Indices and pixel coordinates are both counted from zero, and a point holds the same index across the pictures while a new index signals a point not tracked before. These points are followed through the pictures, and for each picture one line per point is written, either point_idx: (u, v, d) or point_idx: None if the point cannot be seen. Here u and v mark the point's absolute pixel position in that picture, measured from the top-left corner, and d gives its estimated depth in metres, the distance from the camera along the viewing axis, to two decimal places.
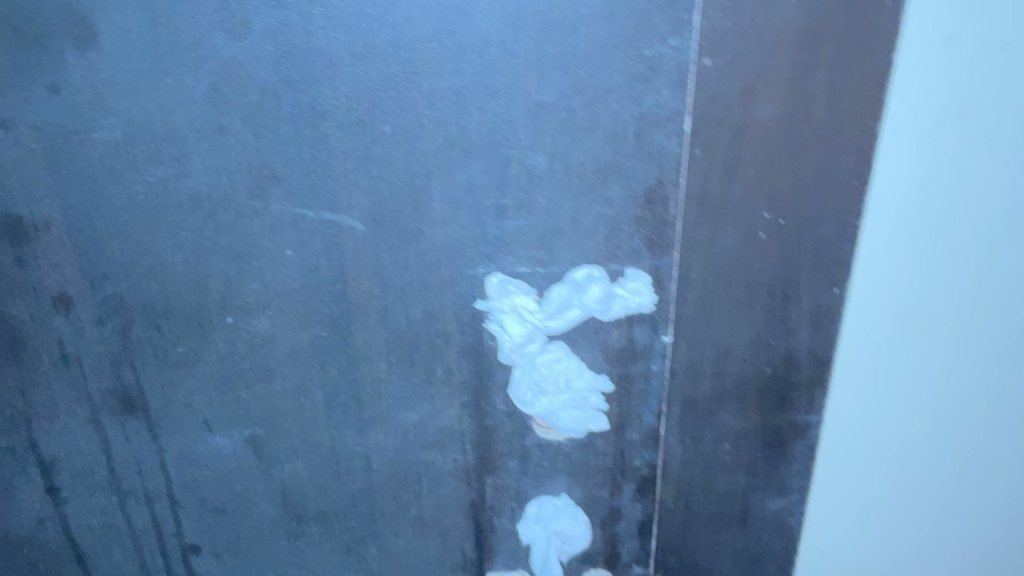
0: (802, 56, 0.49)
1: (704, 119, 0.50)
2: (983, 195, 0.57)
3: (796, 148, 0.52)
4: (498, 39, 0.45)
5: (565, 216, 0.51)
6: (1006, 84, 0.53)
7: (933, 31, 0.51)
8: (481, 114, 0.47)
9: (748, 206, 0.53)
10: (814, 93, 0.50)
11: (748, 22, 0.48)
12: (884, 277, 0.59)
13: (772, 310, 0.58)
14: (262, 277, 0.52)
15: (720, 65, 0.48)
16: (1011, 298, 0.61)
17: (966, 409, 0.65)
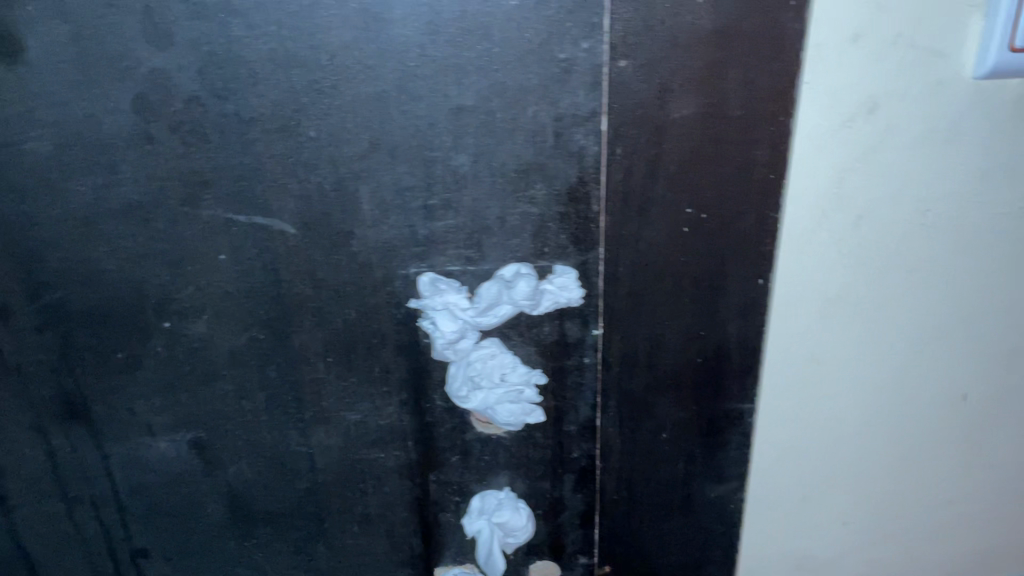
0: (715, 56, 0.51)
1: (623, 119, 0.52)
2: (892, 183, 0.60)
3: (714, 144, 0.54)
4: (416, 44, 0.47)
5: (491, 215, 0.53)
6: (910, 76, 0.56)
7: (841, 30, 0.54)
8: (404, 118, 0.49)
9: (671, 201, 0.55)
10: (729, 91, 0.52)
11: (662, 25, 0.49)
12: (809, 262, 0.62)
13: (699, 301, 0.60)
14: (198, 281, 0.53)
15: (636, 66, 0.50)
16: (923, 274, 0.65)
17: (888, 380, 0.70)
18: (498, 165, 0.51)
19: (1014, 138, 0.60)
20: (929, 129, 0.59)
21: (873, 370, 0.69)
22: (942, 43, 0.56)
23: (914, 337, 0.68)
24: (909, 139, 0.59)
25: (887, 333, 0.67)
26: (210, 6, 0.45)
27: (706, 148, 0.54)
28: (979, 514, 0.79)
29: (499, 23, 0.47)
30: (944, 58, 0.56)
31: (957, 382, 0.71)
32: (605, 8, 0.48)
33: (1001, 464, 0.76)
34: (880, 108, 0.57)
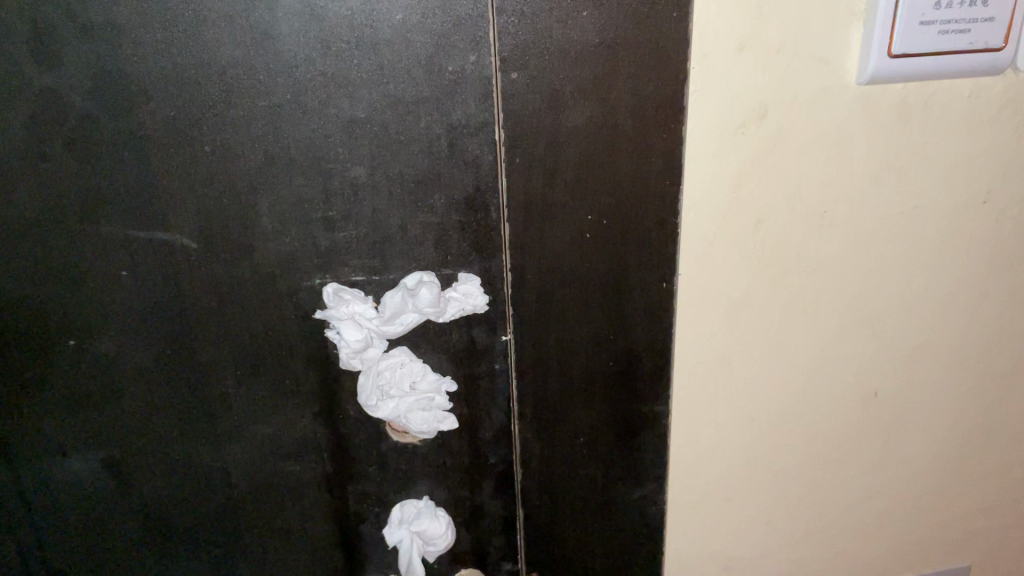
0: (602, 66, 0.53)
1: (517, 128, 0.53)
2: (787, 187, 0.63)
3: (609, 152, 0.56)
4: (305, 59, 0.49)
5: (392, 226, 0.55)
6: (797, 83, 0.58)
7: (726, 41, 0.55)
8: (298, 132, 0.50)
9: (572, 209, 0.57)
10: (618, 100, 0.54)
11: (548, 38, 0.51)
12: (711, 265, 0.64)
13: (607, 305, 0.62)
14: (100, 297, 0.54)
15: (526, 77, 0.52)
16: (822, 272, 0.67)
17: (797, 377, 0.72)
18: (394, 176, 0.53)
19: (899, 140, 0.63)
20: (818, 134, 0.61)
21: (783, 370, 0.71)
22: (825, 51, 0.58)
23: (819, 334, 0.70)
24: (800, 144, 0.61)
25: (793, 332, 0.69)
26: (98, 24, 0.46)
27: (602, 155, 0.56)
28: (895, 507, 0.82)
29: (387, 38, 0.49)
30: (827, 65, 0.58)
31: (865, 380, 0.74)
32: (490, 23, 0.50)
33: (912, 458, 0.79)
34: (770, 114, 0.59)
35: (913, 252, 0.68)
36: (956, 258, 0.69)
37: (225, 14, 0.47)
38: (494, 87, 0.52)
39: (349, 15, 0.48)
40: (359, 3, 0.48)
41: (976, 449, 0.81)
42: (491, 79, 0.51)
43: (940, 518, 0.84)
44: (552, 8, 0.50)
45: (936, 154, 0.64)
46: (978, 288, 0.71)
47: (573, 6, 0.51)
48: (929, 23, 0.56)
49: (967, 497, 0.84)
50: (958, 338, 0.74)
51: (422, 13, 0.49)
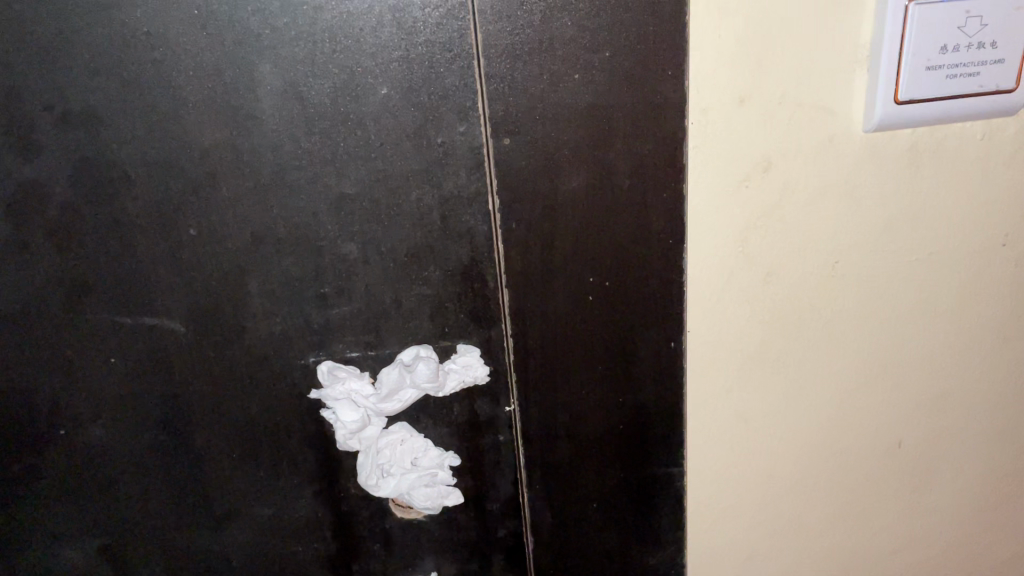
0: (598, 129, 0.51)
1: (512, 196, 0.51)
2: (795, 239, 0.60)
3: (609, 214, 0.54)
4: (290, 138, 0.47)
5: (387, 299, 0.53)
6: (801, 134, 0.56)
7: (725, 96, 0.53)
8: (285, 211, 0.49)
9: (574, 272, 0.55)
10: (616, 162, 0.53)
11: (540, 104, 0.49)
12: (721, 322, 0.62)
13: (614, 367, 0.60)
14: (91, 384, 0.52)
15: (520, 143, 0.50)
16: (838, 324, 0.65)
17: (816, 431, 0.69)
18: (388, 250, 0.52)
19: (911, 187, 0.61)
20: (827, 184, 0.59)
21: (802, 425, 0.68)
22: (828, 101, 0.56)
23: (837, 387, 0.67)
24: (807, 195, 0.59)
25: (810, 386, 0.67)
26: (76, 113, 0.45)
27: (601, 217, 0.54)
28: (926, 560, 0.78)
29: (372, 114, 0.48)
30: (832, 115, 0.56)
31: (889, 431, 0.71)
32: (478, 95, 0.49)
33: (941, 508, 0.76)
34: (775, 168, 0.57)
35: (930, 298, 0.66)
36: (977, 302, 0.67)
37: (206, 98, 0.46)
38: (486, 157, 0.50)
39: (332, 92, 0.47)
40: (342, 79, 0.47)
41: (1006, 497, 0.77)
42: (483, 149, 0.50)
43: (972, 568, 0.81)
44: (543, 74, 0.49)
45: (951, 199, 0.62)
46: (1001, 332, 0.69)
47: (563, 70, 0.49)
48: (935, 68, 0.54)
49: (999, 546, 0.80)
50: (984, 384, 0.71)
51: (407, 86, 0.48)
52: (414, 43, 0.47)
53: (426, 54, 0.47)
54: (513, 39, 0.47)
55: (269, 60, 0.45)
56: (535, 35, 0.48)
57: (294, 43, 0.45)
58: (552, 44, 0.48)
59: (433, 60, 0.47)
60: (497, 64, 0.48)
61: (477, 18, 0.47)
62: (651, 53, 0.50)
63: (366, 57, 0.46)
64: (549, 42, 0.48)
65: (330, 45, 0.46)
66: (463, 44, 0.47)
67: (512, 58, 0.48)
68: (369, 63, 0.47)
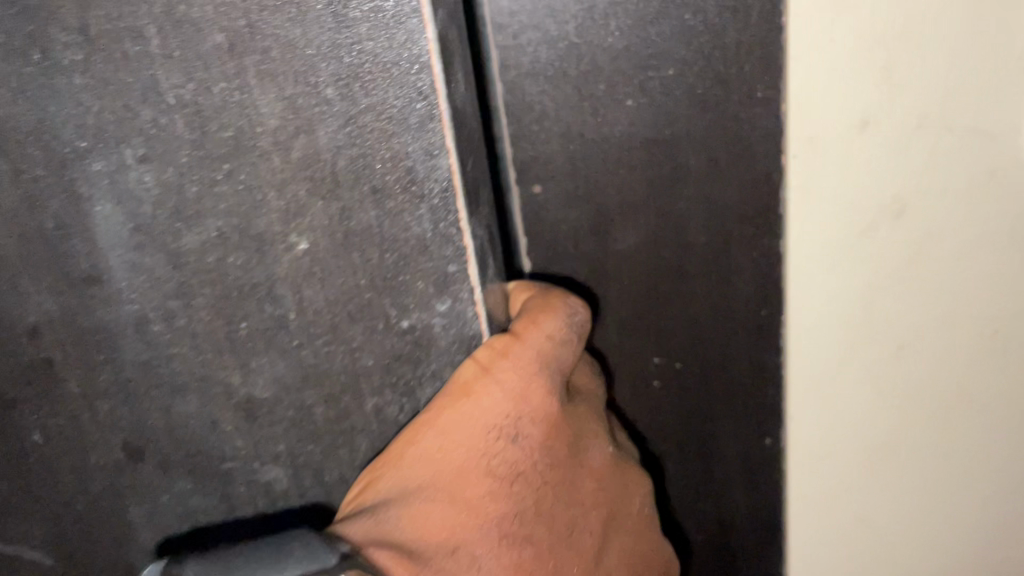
0: (663, 173, 0.40)
1: (547, 255, 0.43)
2: (944, 302, 0.45)
3: (677, 277, 0.43)
4: (162, 312, 0.33)
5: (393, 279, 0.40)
6: (948, 166, 0.41)
7: (840, 120, 0.40)
8: (171, 414, 0.35)
9: (632, 347, 0.45)
10: (687, 213, 0.41)
11: (581, 141, 0.40)
12: (840, 408, 0.47)
13: (689, 459, 0.48)
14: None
15: (557, 191, 0.41)
16: (1011, 411, 0.48)
17: (982, 548, 0.52)
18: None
19: None
20: (988, 231, 0.43)
21: (961, 539, 0.52)
22: (991, 122, 0.40)
23: (1015, 494, 0.50)
24: (963, 245, 0.43)
25: (972, 491, 0.50)
26: None
27: (669, 282, 0.43)
28: None
29: (288, 278, 0.32)
30: (995, 140, 0.41)
31: None
32: (468, 254, 0.32)
33: None
34: (911, 211, 0.42)
35: None
36: None
37: (31, 251, 0.32)
38: (514, 218, 0.42)
39: (218, 238, 0.32)
40: (229, 211, 0.31)
41: None
42: (511, 210, 0.42)
43: None
44: (583, 99, 0.39)
45: None
46: None
47: (610, 95, 0.39)
48: None
49: None
50: None
51: (343, 236, 0.32)
52: (352, 171, 0.31)
53: (372, 175, 0.31)
54: (539, 57, 0.38)
55: (123, 196, 0.31)
56: (570, 52, 0.38)
57: (162, 171, 0.31)
58: (597, 62, 0.38)
59: (386, 203, 0.31)
60: (522, 92, 0.39)
61: (442, 133, 0.30)
62: (732, 68, 0.38)
63: (265, 174, 0.31)
64: (594, 59, 0.38)
65: (217, 170, 0.31)
66: (436, 172, 0.31)
67: (540, 82, 0.39)
68: (267, 179, 0.31)
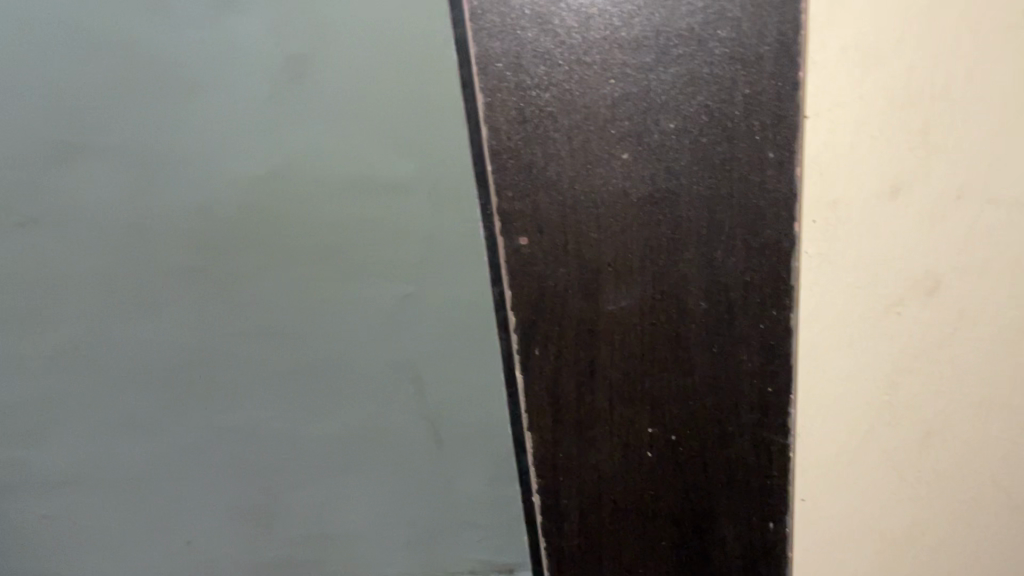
0: (660, 231, 0.37)
1: (534, 313, 0.39)
2: (983, 389, 0.40)
3: (675, 343, 0.39)
4: None
5: (395, 244, 0.41)
6: (990, 240, 0.37)
7: (863, 182, 0.35)
8: None
9: (623, 418, 0.41)
10: (686, 276, 0.37)
11: (571, 194, 0.36)
12: (859, 499, 0.41)
13: (685, 546, 0.43)
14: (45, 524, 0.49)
15: (544, 245, 0.37)
16: None
17: None
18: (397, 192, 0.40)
19: None
20: None
21: None
22: None
23: None
24: (1005, 328, 0.39)
25: None
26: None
27: (665, 349, 0.39)
28: None
29: None
30: None
31: None
32: None
33: None
34: (946, 287, 0.38)
35: None
36: None
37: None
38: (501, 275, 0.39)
39: None
40: None
41: None
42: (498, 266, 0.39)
43: None
44: (573, 148, 0.35)
45: None
46: None
47: (604, 145, 0.35)
48: None
49: None
50: None
51: None
52: None
53: None
54: (529, 99, 0.35)
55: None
56: (560, 99, 0.35)
57: None
58: (589, 109, 0.35)
59: None
60: (506, 137, 0.36)
61: None
62: (739, 125, 0.35)
63: None
64: (587, 105, 0.35)
65: None
66: None
67: (526, 128, 0.35)
68: None
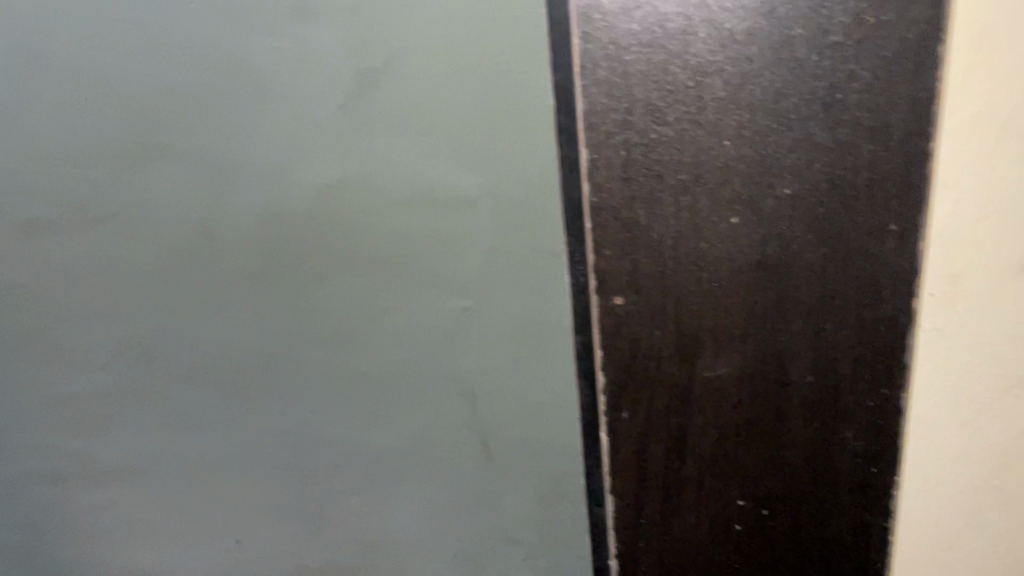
0: (766, 300, 0.35)
1: (624, 375, 0.37)
2: None
3: (773, 415, 0.37)
4: None
5: (454, 264, 0.37)
6: None
7: (992, 259, 0.33)
8: None
9: (710, 488, 0.39)
10: (790, 347, 0.35)
11: (674, 256, 0.34)
12: None
13: None
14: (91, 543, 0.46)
15: (641, 306, 0.36)
16: None
17: None
18: (460, 206, 0.36)
19: None
20: None
21: None
22: None
23: None
24: None
25: None
26: None
27: (762, 421, 0.37)
28: None
29: None
30: None
31: None
32: None
33: None
34: None
35: None
36: None
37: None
38: (592, 335, 0.37)
39: None
40: None
41: None
42: (590, 325, 0.37)
43: None
44: (680, 210, 0.34)
45: None
46: None
47: (712, 209, 0.33)
48: None
49: None
50: None
51: None
52: None
53: None
54: (636, 157, 0.33)
55: None
56: (670, 159, 0.33)
57: None
58: (700, 170, 0.33)
59: None
60: (609, 195, 0.34)
61: None
62: (859, 195, 0.33)
63: None
64: (698, 167, 0.33)
65: None
66: None
67: (631, 187, 0.34)
68: None
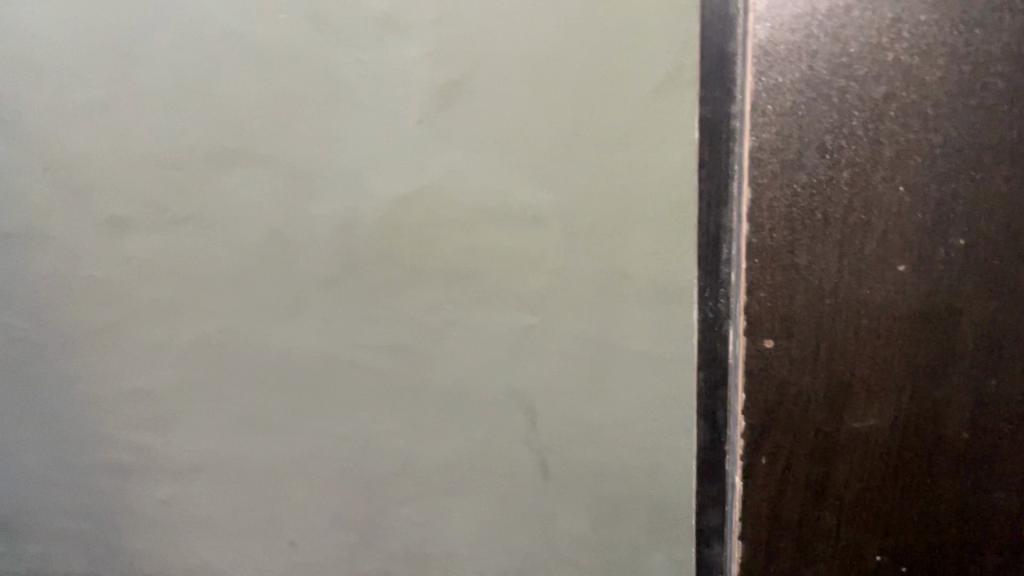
0: (929, 349, 0.33)
1: (767, 419, 0.36)
2: None
3: (927, 472, 0.34)
4: None
5: None
6: None
7: None
8: None
9: (852, 546, 0.36)
10: (950, 400, 0.34)
11: (834, 299, 0.34)
12: None
13: None
14: (171, 455, 0.60)
15: (793, 349, 0.35)
16: None
17: None
18: None
19: None
20: None
21: None
22: None
23: None
24: None
25: None
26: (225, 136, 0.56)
27: (914, 478, 0.35)
28: None
29: None
30: None
31: None
32: None
33: None
34: None
35: None
36: None
37: None
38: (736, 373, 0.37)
39: None
40: None
41: None
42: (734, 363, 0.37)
43: None
44: (845, 253, 0.33)
45: None
46: None
47: (880, 254, 0.33)
48: None
49: None
50: None
51: None
52: None
53: None
54: (802, 197, 0.33)
55: None
56: (840, 201, 0.32)
57: None
58: (870, 215, 0.32)
59: None
60: (770, 235, 0.34)
61: None
62: None
63: None
64: (869, 210, 0.32)
65: None
66: None
67: (793, 226, 0.33)
68: None
